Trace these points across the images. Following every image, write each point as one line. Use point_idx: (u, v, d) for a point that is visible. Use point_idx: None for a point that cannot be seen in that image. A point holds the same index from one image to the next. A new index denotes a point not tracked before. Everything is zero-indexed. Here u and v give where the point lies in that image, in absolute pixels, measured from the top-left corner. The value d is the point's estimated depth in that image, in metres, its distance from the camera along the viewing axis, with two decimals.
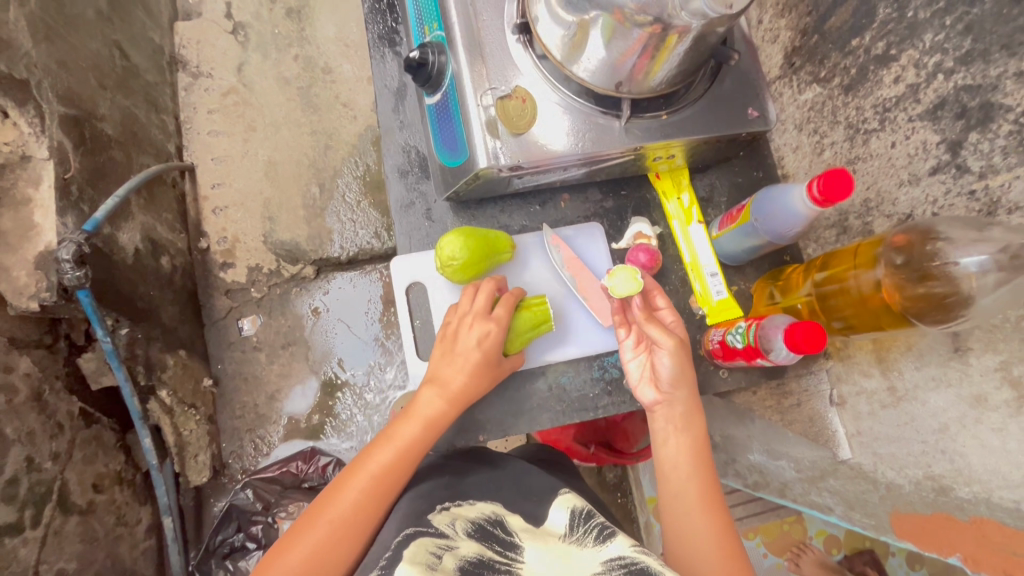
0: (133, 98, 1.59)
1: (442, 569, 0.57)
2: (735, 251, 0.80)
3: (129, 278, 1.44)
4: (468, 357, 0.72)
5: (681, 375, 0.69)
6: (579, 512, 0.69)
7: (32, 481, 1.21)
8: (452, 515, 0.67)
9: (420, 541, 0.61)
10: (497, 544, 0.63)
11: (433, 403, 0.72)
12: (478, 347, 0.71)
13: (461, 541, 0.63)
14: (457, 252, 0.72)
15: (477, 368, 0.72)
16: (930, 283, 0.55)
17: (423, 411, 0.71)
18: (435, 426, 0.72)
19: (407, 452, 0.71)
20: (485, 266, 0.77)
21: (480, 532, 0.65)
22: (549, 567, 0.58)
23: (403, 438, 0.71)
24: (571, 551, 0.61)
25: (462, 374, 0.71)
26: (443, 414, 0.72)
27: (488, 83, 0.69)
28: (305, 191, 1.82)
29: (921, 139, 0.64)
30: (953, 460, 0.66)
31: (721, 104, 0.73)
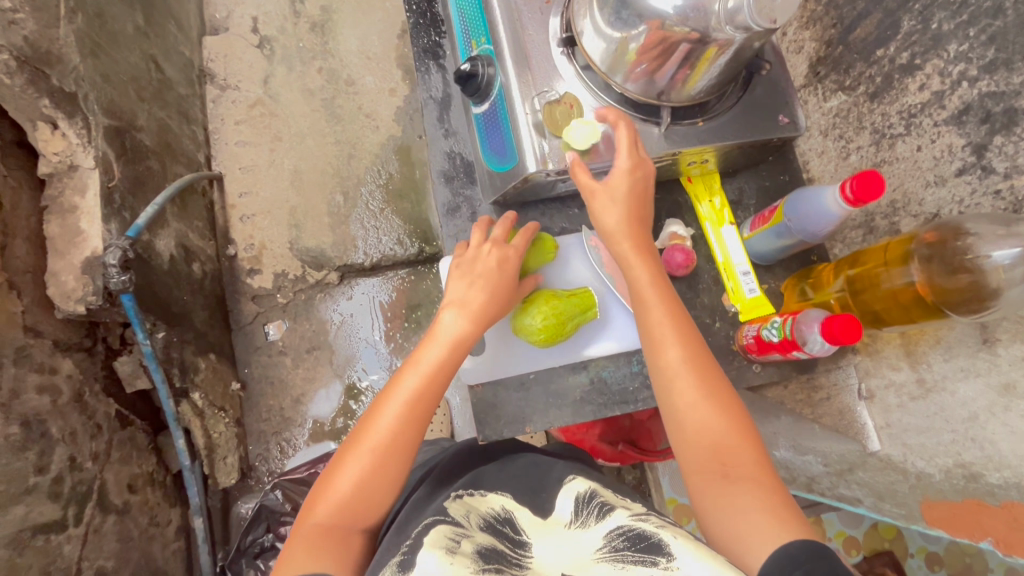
0: (167, 109, 1.65)
1: (461, 552, 0.60)
2: (766, 251, 0.83)
3: (165, 283, 1.48)
4: (488, 278, 0.74)
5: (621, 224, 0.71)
6: (582, 494, 0.71)
7: (74, 480, 1.25)
8: (465, 508, 0.71)
9: (438, 528, 0.64)
10: (508, 539, 0.66)
11: (435, 348, 0.71)
12: (496, 268, 0.74)
13: (474, 531, 0.66)
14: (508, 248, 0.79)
15: (496, 287, 0.74)
16: (961, 275, 0.58)
17: (445, 334, 0.72)
18: (459, 347, 0.72)
19: (434, 375, 0.70)
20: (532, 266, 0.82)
21: (491, 528, 0.68)
22: (558, 550, 0.61)
23: (429, 361, 0.71)
24: (576, 533, 0.64)
25: (481, 293, 0.73)
26: (467, 335, 0.72)
27: (536, 92, 0.73)
28: (329, 199, 1.87)
29: (947, 142, 0.67)
30: (983, 447, 0.69)
31: (753, 111, 0.78)
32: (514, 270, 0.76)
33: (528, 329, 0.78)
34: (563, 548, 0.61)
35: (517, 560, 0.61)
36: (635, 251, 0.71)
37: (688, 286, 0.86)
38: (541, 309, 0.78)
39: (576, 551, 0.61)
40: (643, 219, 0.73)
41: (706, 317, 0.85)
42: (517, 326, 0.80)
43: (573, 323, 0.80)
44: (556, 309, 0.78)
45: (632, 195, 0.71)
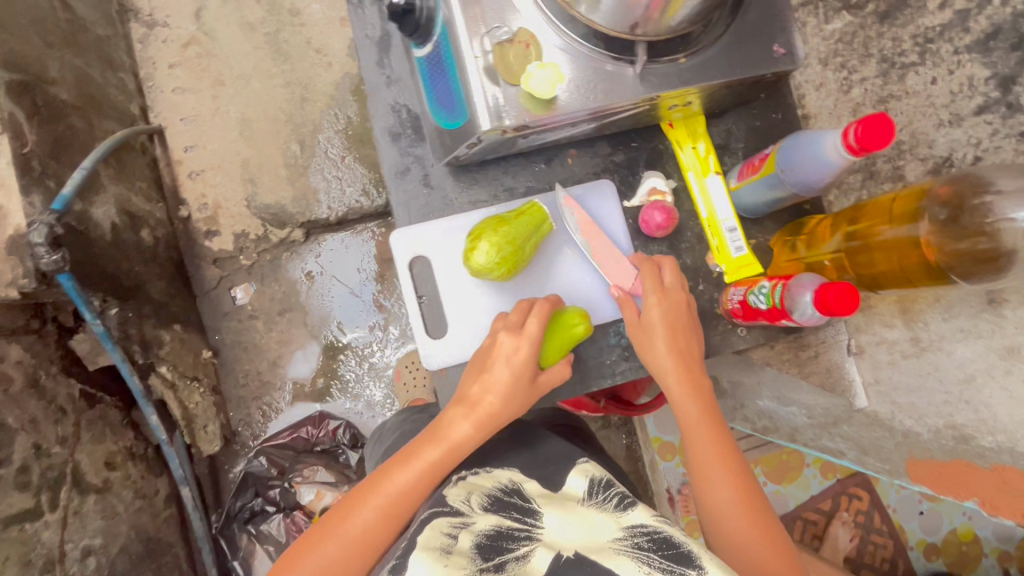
0: (84, 56, 1.45)
1: (457, 551, 0.57)
2: (756, 203, 0.75)
3: (111, 254, 1.36)
4: (504, 380, 0.68)
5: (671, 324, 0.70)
6: (598, 481, 0.67)
7: (44, 466, 1.18)
8: (467, 489, 0.66)
9: (434, 522, 0.60)
10: (515, 511, 0.63)
11: (465, 425, 0.67)
12: (518, 371, 0.68)
13: (476, 516, 0.61)
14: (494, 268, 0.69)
15: (507, 394, 0.68)
16: (974, 240, 0.52)
17: (449, 435, 0.67)
18: (460, 451, 0.68)
19: (428, 476, 0.67)
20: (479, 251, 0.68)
21: (497, 504, 0.64)
22: (572, 535, 0.58)
23: (427, 459, 0.67)
24: (590, 514, 0.61)
25: (495, 399, 0.68)
26: (471, 439, 0.68)
27: (485, 28, 0.61)
28: (285, 149, 1.70)
29: (967, 74, 0.60)
30: (978, 411, 0.66)
31: (744, 41, 0.66)
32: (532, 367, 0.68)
33: (484, 267, 0.68)
34: (578, 535, 0.58)
35: (526, 540, 0.59)
36: (666, 321, 0.69)
37: (669, 247, 0.78)
38: (494, 240, 0.67)
39: (592, 538, 0.57)
40: (689, 349, 0.70)
41: (688, 281, 0.78)
42: (471, 269, 0.69)
43: (530, 244, 0.69)
44: (508, 237, 0.67)
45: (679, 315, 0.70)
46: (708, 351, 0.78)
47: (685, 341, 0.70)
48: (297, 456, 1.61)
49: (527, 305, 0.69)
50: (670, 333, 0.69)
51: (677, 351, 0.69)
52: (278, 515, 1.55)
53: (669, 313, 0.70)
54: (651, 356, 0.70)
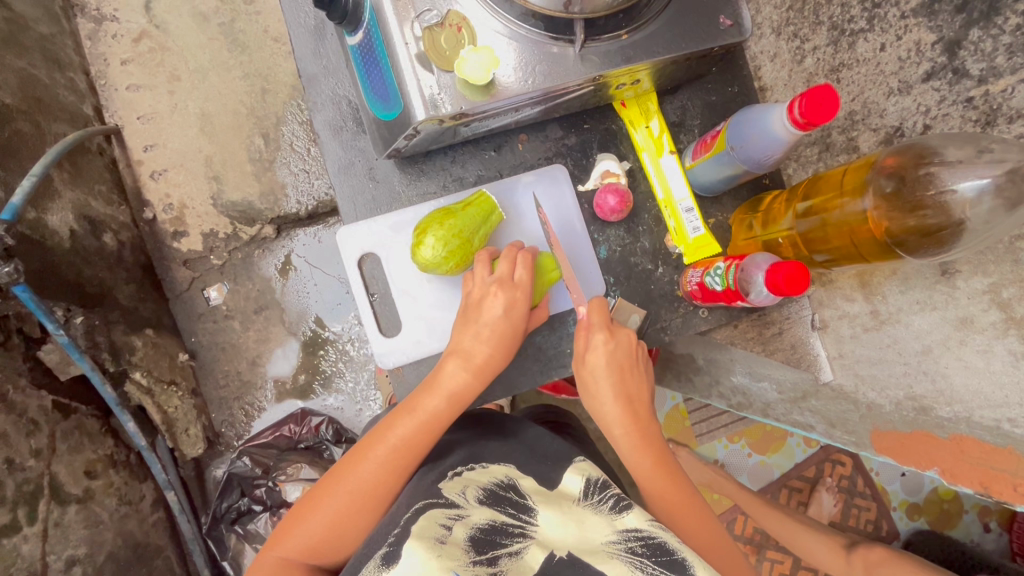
0: (27, 56, 1.37)
1: (452, 541, 0.57)
2: (711, 182, 0.73)
3: (71, 262, 1.32)
4: (500, 326, 0.66)
5: (613, 361, 0.67)
6: (595, 482, 0.67)
7: (18, 480, 1.13)
8: (463, 483, 0.66)
9: (430, 513, 0.60)
10: (510, 507, 0.63)
11: (463, 375, 0.66)
12: (512, 315, 0.66)
13: (471, 509, 0.62)
14: (439, 258, 0.67)
15: (504, 340, 0.66)
16: (920, 213, 0.51)
17: (446, 385, 0.66)
18: (460, 400, 0.67)
19: (428, 427, 0.66)
20: (424, 243, 0.67)
21: (492, 498, 0.64)
22: (565, 533, 0.59)
23: (427, 411, 0.66)
24: (584, 516, 0.61)
25: (491, 347, 0.66)
26: (470, 388, 0.67)
27: (414, 12, 0.58)
28: (248, 144, 1.63)
29: (914, 39, 0.56)
30: (935, 381, 0.65)
31: (689, 14, 0.64)
32: (525, 314, 0.67)
33: (432, 261, 0.67)
34: (571, 534, 0.59)
35: (520, 537, 0.59)
36: (609, 370, 0.67)
37: (626, 230, 0.76)
38: (439, 234, 0.66)
39: (583, 539, 0.58)
40: (635, 394, 0.68)
41: (647, 264, 0.77)
42: (420, 264, 0.69)
43: (478, 237, 0.70)
44: (456, 229, 0.67)
45: (623, 356, 0.68)
46: (669, 333, 0.77)
47: (632, 384, 0.68)
48: (281, 454, 1.59)
49: (510, 255, 0.66)
50: (616, 381, 0.67)
51: (624, 401, 0.67)
52: (265, 514, 1.53)
53: (615, 357, 0.67)
54: (599, 405, 0.68)
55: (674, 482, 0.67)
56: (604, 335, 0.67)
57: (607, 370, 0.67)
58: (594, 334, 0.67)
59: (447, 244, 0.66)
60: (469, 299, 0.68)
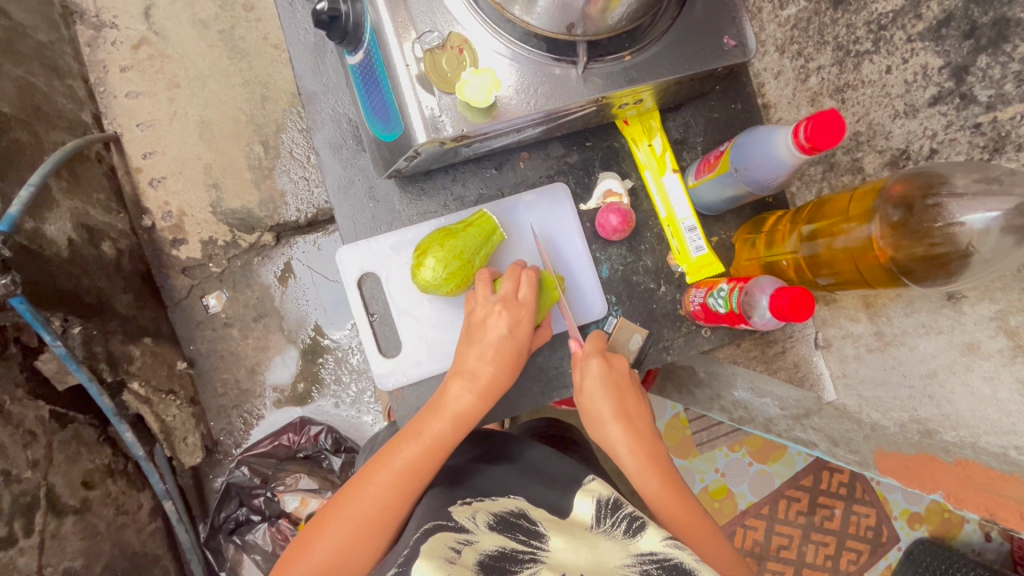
0: (26, 64, 1.36)
1: (461, 562, 0.55)
2: (714, 202, 0.73)
3: (68, 271, 1.31)
4: (506, 347, 0.67)
5: (609, 382, 0.69)
6: (607, 503, 0.65)
7: (15, 493, 1.12)
8: (473, 508, 0.66)
9: (440, 535, 0.59)
10: (520, 533, 0.61)
11: (468, 397, 0.66)
12: (516, 336, 0.67)
13: (481, 535, 0.60)
14: (440, 277, 0.67)
15: (507, 360, 0.67)
16: (928, 241, 0.50)
17: (452, 407, 0.66)
18: (465, 422, 0.67)
19: (433, 450, 0.66)
20: (425, 263, 0.67)
21: (502, 523, 0.63)
22: (578, 557, 0.56)
23: (433, 435, 0.66)
24: (598, 540, 0.59)
25: (496, 367, 0.67)
26: (475, 409, 0.67)
27: (415, 34, 0.57)
28: (248, 151, 1.62)
29: (921, 62, 0.55)
30: (940, 405, 0.64)
31: (693, 35, 0.63)
32: (528, 332, 0.68)
33: (432, 282, 0.67)
34: (584, 557, 0.56)
35: (529, 562, 0.57)
36: (608, 391, 0.68)
37: (628, 248, 0.76)
38: (439, 255, 0.66)
39: (598, 562, 0.56)
40: (636, 415, 0.69)
41: (650, 282, 0.76)
42: (420, 285, 0.68)
43: (480, 257, 0.69)
44: (457, 251, 0.67)
45: (618, 377, 0.70)
46: (671, 353, 0.76)
47: (629, 404, 0.69)
48: (280, 464, 1.58)
49: (512, 274, 0.67)
50: (614, 402, 0.68)
51: (624, 422, 0.68)
52: (263, 524, 1.53)
53: (610, 378, 0.69)
54: (601, 427, 0.68)
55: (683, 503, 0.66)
56: (599, 359, 0.69)
57: (603, 391, 0.68)
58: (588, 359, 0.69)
59: (448, 263, 0.66)
60: (471, 320, 0.69)
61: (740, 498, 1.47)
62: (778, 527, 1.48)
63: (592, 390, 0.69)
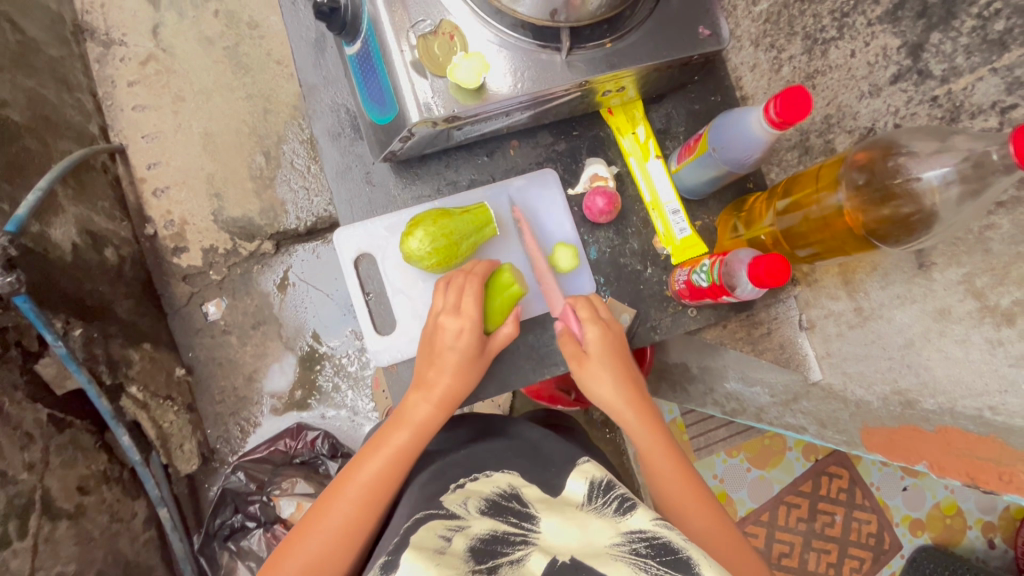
0: (37, 77, 1.42)
1: (451, 551, 0.56)
2: (695, 185, 0.76)
3: (71, 275, 1.34)
4: (453, 357, 0.69)
5: (612, 348, 0.71)
6: (599, 485, 0.67)
7: (10, 493, 1.12)
8: (465, 494, 0.67)
9: (429, 524, 0.60)
10: (512, 516, 0.62)
11: (426, 407, 0.69)
12: (463, 344, 0.69)
13: (472, 520, 0.61)
14: (425, 250, 0.69)
15: (462, 369, 0.69)
16: (892, 204, 0.54)
17: (411, 417, 0.69)
18: (425, 431, 0.69)
19: (395, 461, 0.68)
20: (412, 239, 0.70)
21: (493, 508, 0.64)
22: (569, 538, 0.57)
23: (395, 445, 0.68)
24: (588, 520, 0.60)
25: (449, 375, 0.69)
26: (433, 417, 0.69)
27: (409, 22, 0.61)
28: (250, 161, 1.66)
29: (881, 44, 0.59)
30: (918, 374, 0.67)
31: (669, 25, 0.67)
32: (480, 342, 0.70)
33: (418, 254, 0.70)
34: (574, 539, 0.57)
35: (521, 544, 0.58)
36: (610, 355, 0.71)
37: (615, 232, 0.79)
38: (429, 230, 0.69)
39: (587, 542, 0.57)
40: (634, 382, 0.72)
41: (637, 264, 0.79)
42: (405, 254, 0.71)
43: (468, 243, 0.72)
44: (447, 229, 0.70)
45: (617, 347, 0.72)
46: (659, 333, 0.78)
47: (630, 370, 0.72)
48: (276, 469, 1.57)
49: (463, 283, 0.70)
50: (617, 367, 0.71)
51: (624, 389, 0.70)
52: (258, 530, 1.51)
53: (614, 345, 0.72)
54: (603, 391, 0.70)
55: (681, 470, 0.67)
56: (604, 325, 0.71)
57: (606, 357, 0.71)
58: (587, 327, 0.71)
59: (433, 241, 0.69)
60: (427, 332, 0.71)
61: (740, 504, 1.47)
62: (778, 532, 1.47)
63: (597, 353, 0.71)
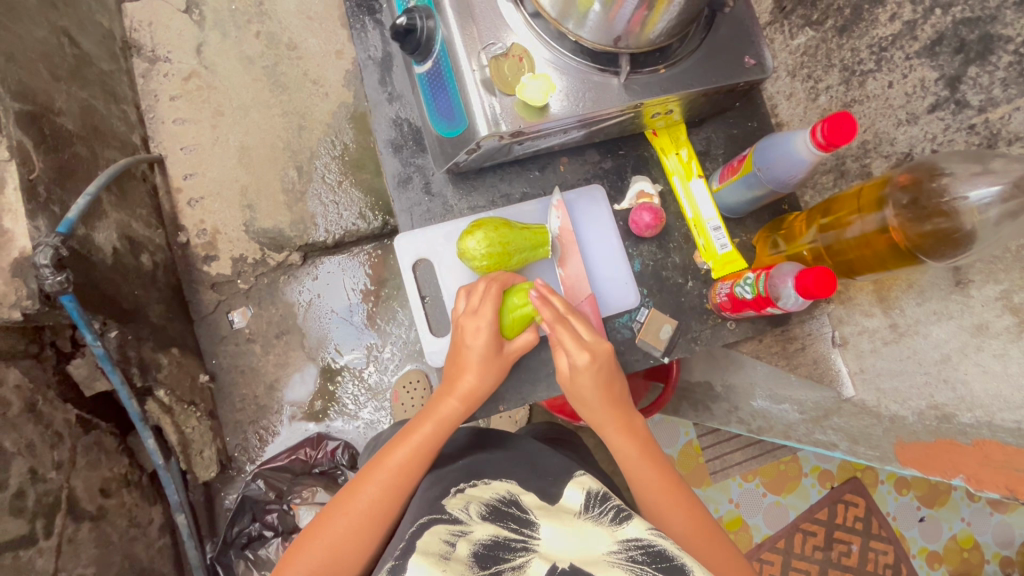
0: (89, 88, 1.41)
1: (456, 556, 0.56)
2: (737, 204, 0.80)
3: (111, 279, 1.30)
4: (473, 357, 0.72)
5: (598, 379, 0.73)
6: (596, 494, 0.68)
7: (39, 491, 1.07)
8: (466, 499, 0.66)
9: (434, 529, 0.60)
10: (512, 522, 0.62)
11: (452, 403, 0.73)
12: (480, 346, 0.71)
13: (474, 525, 0.61)
14: (481, 250, 0.73)
15: (486, 367, 0.72)
16: (934, 220, 0.58)
17: (435, 411, 0.73)
18: (446, 425, 0.73)
19: (420, 453, 0.71)
20: (469, 241, 0.74)
21: (494, 513, 0.63)
22: (568, 547, 0.58)
23: (419, 436, 0.72)
24: (585, 528, 0.61)
25: (472, 374, 0.72)
26: (456, 415, 0.73)
27: (481, 44, 0.67)
28: (282, 175, 1.61)
29: (919, 76, 0.64)
30: (955, 388, 0.69)
31: (718, 54, 0.72)
32: (498, 344, 0.73)
33: (473, 254, 0.74)
34: (574, 548, 0.58)
35: (523, 551, 0.58)
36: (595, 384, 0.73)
37: (658, 246, 0.82)
38: (488, 235, 0.73)
39: (585, 550, 0.57)
40: (619, 397, 0.75)
41: (678, 277, 0.82)
42: (462, 256, 0.75)
43: (520, 256, 0.76)
44: (505, 237, 0.74)
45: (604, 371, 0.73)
46: (698, 343, 0.81)
47: (613, 390, 0.74)
48: (295, 479, 1.52)
49: (484, 287, 0.72)
50: (601, 392, 0.73)
51: (607, 407, 0.74)
52: (275, 539, 1.46)
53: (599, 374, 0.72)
54: (587, 411, 0.75)
55: (655, 466, 0.74)
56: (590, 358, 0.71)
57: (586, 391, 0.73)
58: (576, 354, 0.70)
59: (485, 245, 0.73)
60: (452, 332, 0.75)
61: (756, 531, 1.44)
62: (794, 560, 1.44)
63: (578, 380, 0.73)
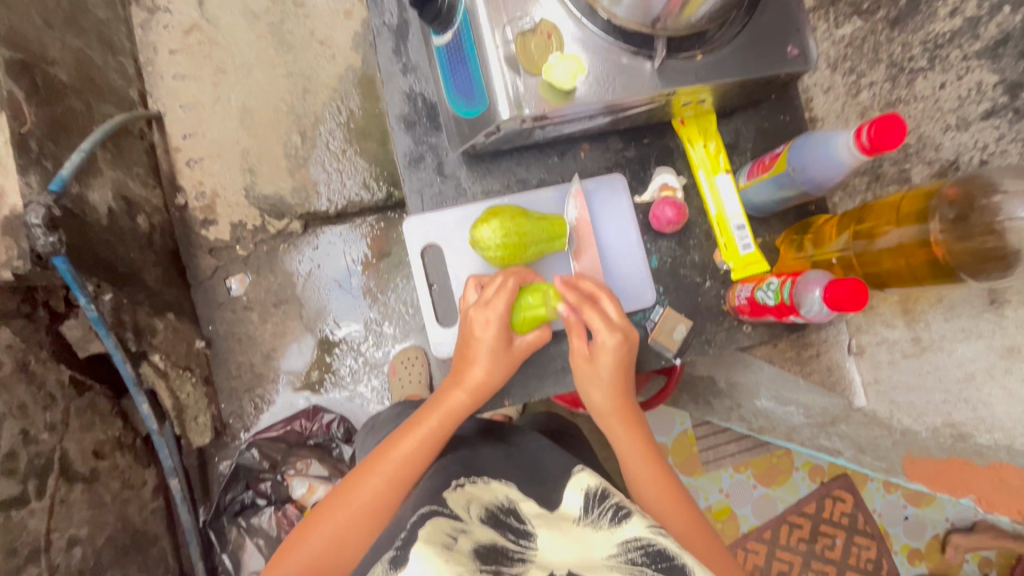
0: (84, 37, 1.33)
1: (457, 550, 0.52)
2: (763, 203, 0.76)
3: (106, 239, 1.25)
4: (482, 350, 0.70)
5: (618, 365, 0.71)
6: (595, 491, 0.62)
7: (30, 453, 1.05)
8: (466, 496, 0.63)
9: (435, 520, 0.56)
10: (511, 532, 0.58)
11: (459, 396, 0.71)
12: (490, 338, 0.69)
13: (474, 524, 0.57)
14: (496, 238, 0.70)
15: (498, 358, 0.70)
16: (981, 239, 0.54)
17: (442, 404, 0.71)
18: (452, 419, 0.71)
19: (424, 446, 0.70)
20: (484, 229, 0.70)
21: (493, 520, 0.59)
22: (566, 554, 0.53)
23: (424, 430, 0.70)
24: (585, 534, 0.56)
25: (479, 368, 0.70)
26: (463, 408, 0.71)
27: (506, 17, 0.62)
28: (285, 139, 1.54)
29: (976, 79, 0.59)
30: (976, 409, 0.68)
31: (759, 42, 0.67)
32: (511, 331, 0.70)
33: (487, 243, 0.71)
34: (574, 554, 0.53)
35: (520, 561, 0.53)
36: (613, 368, 0.71)
37: (677, 243, 0.79)
38: (504, 224, 0.70)
39: (583, 557, 0.53)
40: (628, 389, 0.74)
41: (696, 276, 0.79)
42: (474, 244, 0.72)
43: (535, 249, 0.73)
44: (521, 227, 0.71)
45: (621, 359, 0.71)
46: (712, 345, 0.79)
47: (625, 382, 0.74)
48: (290, 450, 1.49)
49: (504, 278, 0.69)
50: (617, 378, 0.72)
51: (617, 396, 0.73)
52: (269, 508, 1.43)
53: (620, 358, 0.71)
54: (596, 399, 0.74)
55: (656, 466, 0.73)
56: (619, 338, 0.70)
57: (606, 377, 0.72)
58: (605, 334, 0.69)
59: (501, 233, 0.70)
60: (464, 322, 0.72)
61: (743, 521, 1.43)
62: (779, 551, 1.43)
63: (599, 360, 0.71)
